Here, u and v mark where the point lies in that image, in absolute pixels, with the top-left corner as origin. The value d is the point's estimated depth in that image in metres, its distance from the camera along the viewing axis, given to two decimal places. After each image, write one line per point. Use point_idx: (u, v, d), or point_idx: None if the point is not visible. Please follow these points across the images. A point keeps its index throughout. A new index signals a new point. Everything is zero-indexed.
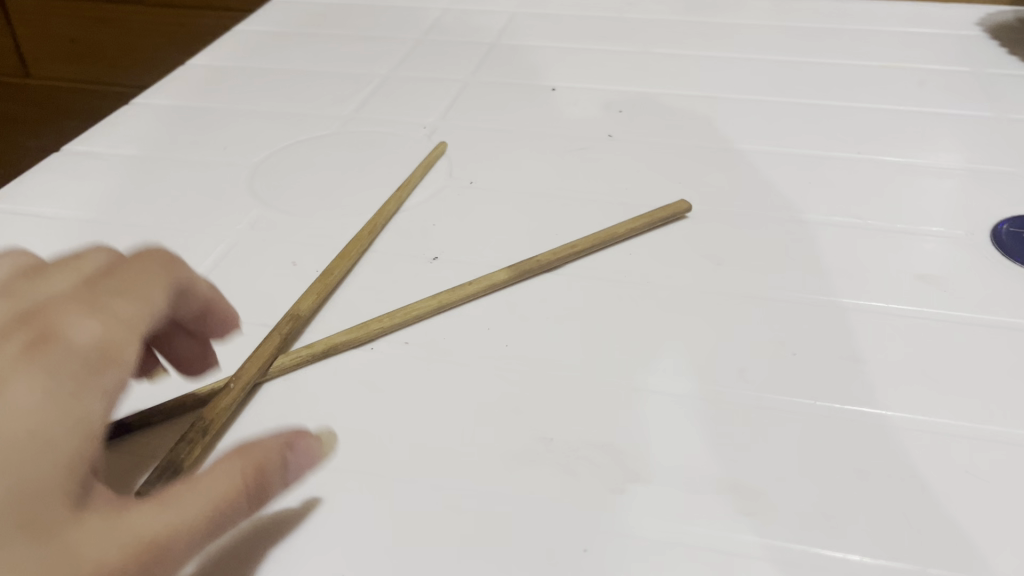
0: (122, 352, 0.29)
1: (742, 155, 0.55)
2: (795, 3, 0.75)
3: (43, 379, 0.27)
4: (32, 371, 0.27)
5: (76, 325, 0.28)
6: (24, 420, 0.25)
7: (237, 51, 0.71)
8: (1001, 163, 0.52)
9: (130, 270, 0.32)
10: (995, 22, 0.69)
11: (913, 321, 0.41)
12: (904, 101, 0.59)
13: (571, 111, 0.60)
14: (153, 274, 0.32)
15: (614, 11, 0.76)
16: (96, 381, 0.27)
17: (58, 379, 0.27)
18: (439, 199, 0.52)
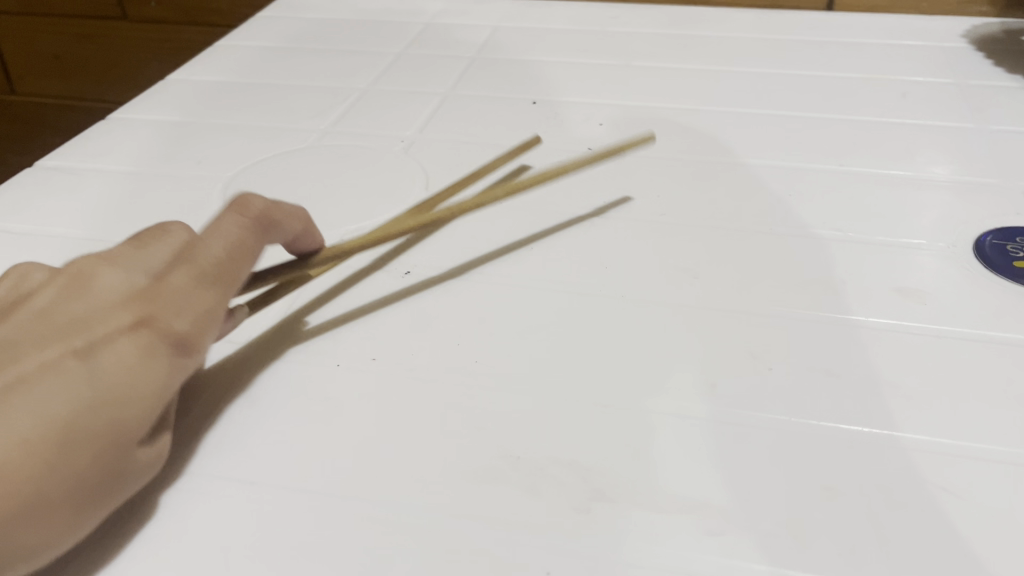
0: (203, 334, 0.33)
1: (724, 167, 0.54)
2: (778, 14, 0.75)
3: (144, 354, 0.31)
4: (137, 340, 0.31)
5: (176, 308, 0.32)
6: (115, 384, 0.29)
7: (215, 66, 0.70)
8: (983, 175, 0.51)
9: (238, 267, 0.35)
10: (979, 34, 0.68)
11: (891, 334, 0.40)
12: (885, 112, 0.59)
13: (550, 124, 0.60)
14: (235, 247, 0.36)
15: (596, 24, 0.75)
16: (178, 363, 0.32)
17: (148, 356, 0.31)
18: (413, 213, 0.51)
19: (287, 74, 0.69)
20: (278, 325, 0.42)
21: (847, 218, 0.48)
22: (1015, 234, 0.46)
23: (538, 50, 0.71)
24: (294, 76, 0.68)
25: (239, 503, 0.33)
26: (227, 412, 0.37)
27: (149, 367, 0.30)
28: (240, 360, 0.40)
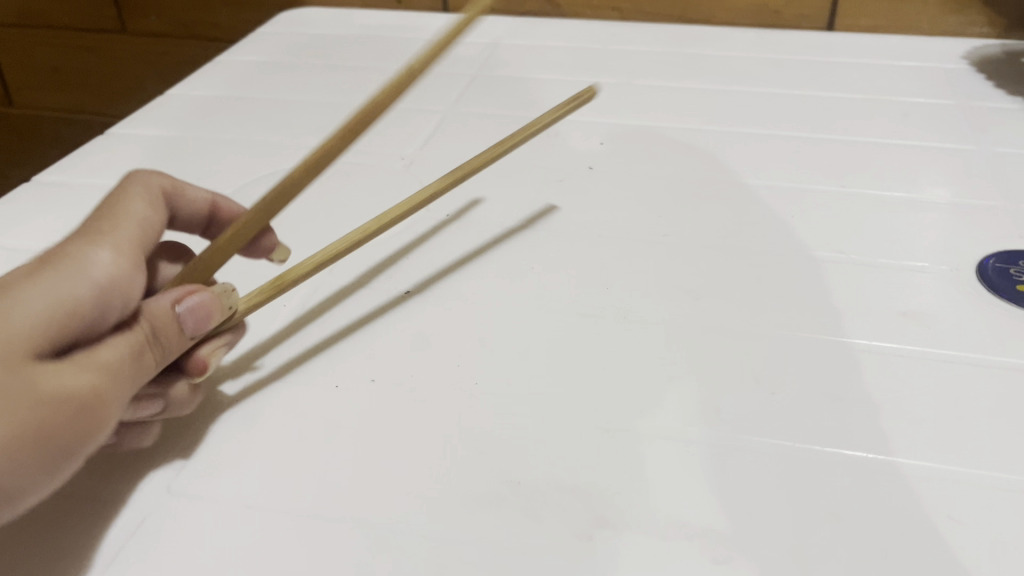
0: (115, 260, 0.32)
1: (726, 186, 0.54)
2: (779, 33, 0.75)
3: (38, 277, 0.30)
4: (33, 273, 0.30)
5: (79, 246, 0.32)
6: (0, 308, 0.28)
7: (215, 81, 0.70)
8: (986, 197, 0.51)
9: (137, 210, 0.36)
10: (980, 56, 0.68)
11: (894, 358, 0.40)
12: (887, 133, 0.59)
13: (552, 143, 0.60)
14: (133, 196, 0.36)
15: (597, 42, 0.75)
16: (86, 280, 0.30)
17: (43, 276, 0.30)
18: (413, 231, 0.51)
19: (287, 90, 0.69)
20: (277, 345, 0.42)
21: (850, 240, 0.48)
22: (1018, 257, 0.46)
23: (539, 68, 0.71)
24: (294, 91, 0.68)
25: (236, 528, 0.33)
26: (225, 434, 0.37)
27: (44, 286, 0.29)
28: (238, 380, 0.40)
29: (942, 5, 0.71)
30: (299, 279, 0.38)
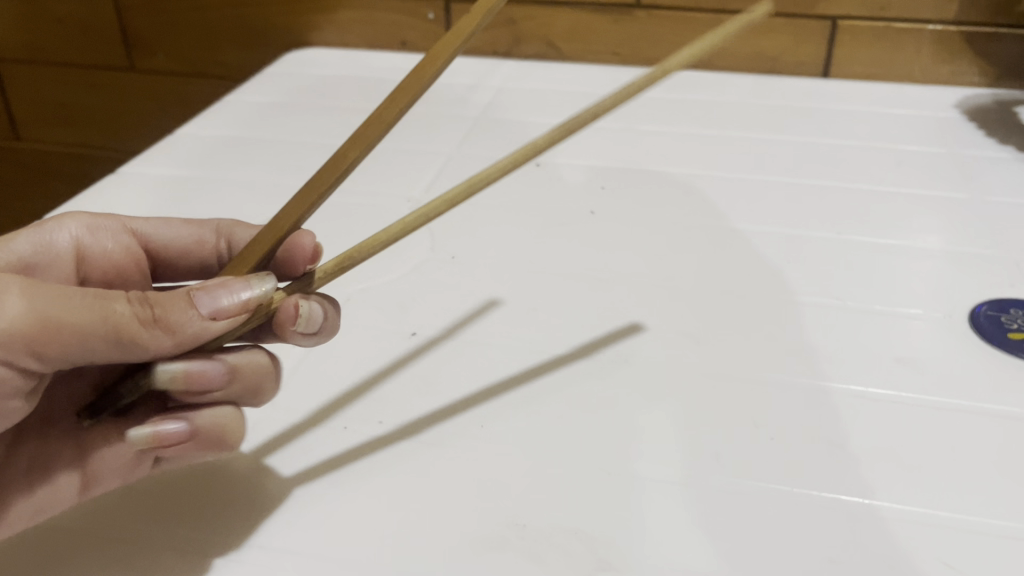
0: None
1: (724, 232, 0.55)
2: (776, 79, 0.76)
3: None
4: None
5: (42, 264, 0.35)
6: None
7: (223, 122, 0.71)
8: (978, 246, 0.52)
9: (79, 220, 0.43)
10: (972, 106, 0.70)
11: (889, 405, 0.41)
12: (881, 181, 0.60)
13: (554, 187, 0.61)
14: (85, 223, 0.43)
15: (598, 87, 0.77)
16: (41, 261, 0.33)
17: None
18: (419, 273, 0.52)
19: (294, 131, 0.70)
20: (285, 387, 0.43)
21: (846, 287, 0.49)
22: (1010, 305, 0.47)
23: (542, 112, 0.72)
24: (301, 133, 0.70)
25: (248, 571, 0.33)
26: (237, 475, 0.38)
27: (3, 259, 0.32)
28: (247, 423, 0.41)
29: (935, 56, 0.73)
30: (373, 252, 0.36)
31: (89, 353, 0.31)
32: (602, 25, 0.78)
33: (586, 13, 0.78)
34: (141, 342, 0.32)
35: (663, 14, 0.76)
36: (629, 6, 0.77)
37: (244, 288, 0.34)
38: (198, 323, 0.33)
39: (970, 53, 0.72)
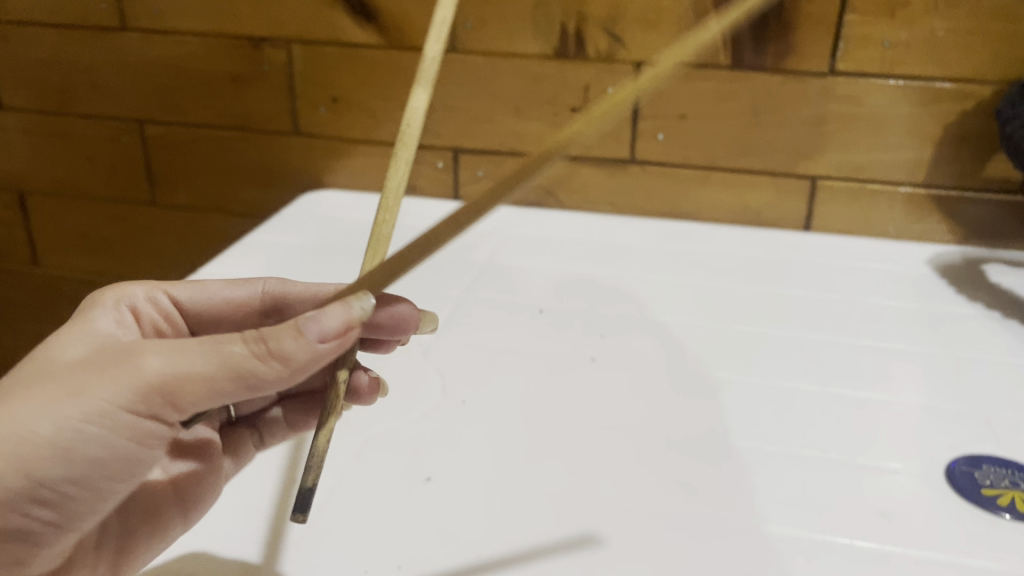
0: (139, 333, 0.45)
1: (717, 380, 0.59)
2: (761, 230, 0.82)
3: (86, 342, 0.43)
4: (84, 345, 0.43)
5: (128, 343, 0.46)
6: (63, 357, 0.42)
7: (244, 261, 0.76)
8: (951, 400, 0.56)
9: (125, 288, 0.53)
10: (942, 262, 0.75)
11: (871, 557, 0.44)
12: (861, 334, 0.65)
13: (557, 332, 0.65)
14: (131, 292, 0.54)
15: (596, 235, 0.82)
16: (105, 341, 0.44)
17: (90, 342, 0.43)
18: (432, 416, 0.55)
19: (312, 273, 0.74)
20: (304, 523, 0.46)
21: (830, 438, 0.53)
22: (982, 460, 0.51)
23: (544, 259, 0.77)
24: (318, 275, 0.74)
25: None
26: None
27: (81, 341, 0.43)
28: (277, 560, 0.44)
29: (907, 214, 0.79)
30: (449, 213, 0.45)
31: (219, 390, 0.37)
32: (599, 176, 0.84)
33: (585, 165, 0.84)
34: (260, 375, 0.37)
35: (655, 168, 0.82)
36: (623, 160, 0.83)
37: (342, 310, 0.39)
38: (313, 352, 0.38)
39: (939, 213, 0.78)
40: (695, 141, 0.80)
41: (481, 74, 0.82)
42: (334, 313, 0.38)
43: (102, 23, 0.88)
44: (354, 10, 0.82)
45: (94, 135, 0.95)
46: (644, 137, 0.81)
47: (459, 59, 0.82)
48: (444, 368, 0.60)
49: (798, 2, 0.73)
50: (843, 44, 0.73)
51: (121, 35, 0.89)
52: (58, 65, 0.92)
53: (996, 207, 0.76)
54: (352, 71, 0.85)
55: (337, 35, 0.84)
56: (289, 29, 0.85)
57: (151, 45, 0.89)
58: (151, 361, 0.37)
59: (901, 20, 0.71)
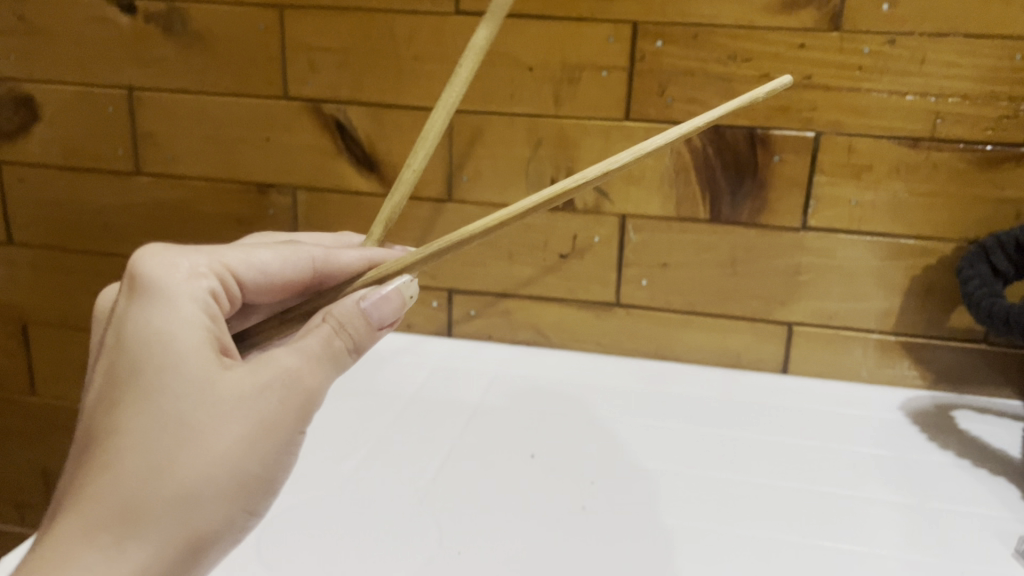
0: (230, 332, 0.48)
1: (703, 530, 0.61)
2: (741, 373, 0.86)
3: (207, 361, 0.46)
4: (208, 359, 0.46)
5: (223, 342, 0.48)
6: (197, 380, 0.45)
7: None
8: (929, 552, 0.59)
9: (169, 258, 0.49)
10: (914, 408, 0.79)
11: None
12: (841, 481, 0.67)
13: (548, 478, 0.67)
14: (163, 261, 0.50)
15: (583, 375, 0.85)
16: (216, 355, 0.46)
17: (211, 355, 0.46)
18: (429, 568, 0.57)
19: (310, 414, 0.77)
20: None
21: None
22: None
23: (534, 400, 0.80)
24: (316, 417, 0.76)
25: None
26: None
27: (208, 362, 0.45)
28: None
29: (879, 360, 0.83)
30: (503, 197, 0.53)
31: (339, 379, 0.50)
32: (586, 318, 0.88)
33: (572, 307, 0.88)
34: (347, 363, 0.50)
35: (639, 312, 0.87)
36: (609, 303, 0.87)
37: (395, 291, 0.51)
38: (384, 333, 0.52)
39: (910, 359, 0.82)
40: (677, 286, 0.85)
41: (475, 221, 0.87)
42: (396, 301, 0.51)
43: (117, 166, 0.94)
44: (358, 160, 0.88)
45: (101, 271, 0.99)
46: (629, 282, 0.86)
47: (456, 208, 0.87)
48: (440, 516, 0.62)
49: (771, 164, 0.79)
50: (814, 202, 0.79)
51: (134, 178, 0.94)
52: (71, 205, 0.96)
53: (961, 354, 0.81)
54: (354, 217, 0.90)
55: (341, 183, 0.89)
56: (296, 176, 0.90)
57: (163, 188, 0.93)
58: (308, 375, 0.47)
59: (866, 182, 0.78)
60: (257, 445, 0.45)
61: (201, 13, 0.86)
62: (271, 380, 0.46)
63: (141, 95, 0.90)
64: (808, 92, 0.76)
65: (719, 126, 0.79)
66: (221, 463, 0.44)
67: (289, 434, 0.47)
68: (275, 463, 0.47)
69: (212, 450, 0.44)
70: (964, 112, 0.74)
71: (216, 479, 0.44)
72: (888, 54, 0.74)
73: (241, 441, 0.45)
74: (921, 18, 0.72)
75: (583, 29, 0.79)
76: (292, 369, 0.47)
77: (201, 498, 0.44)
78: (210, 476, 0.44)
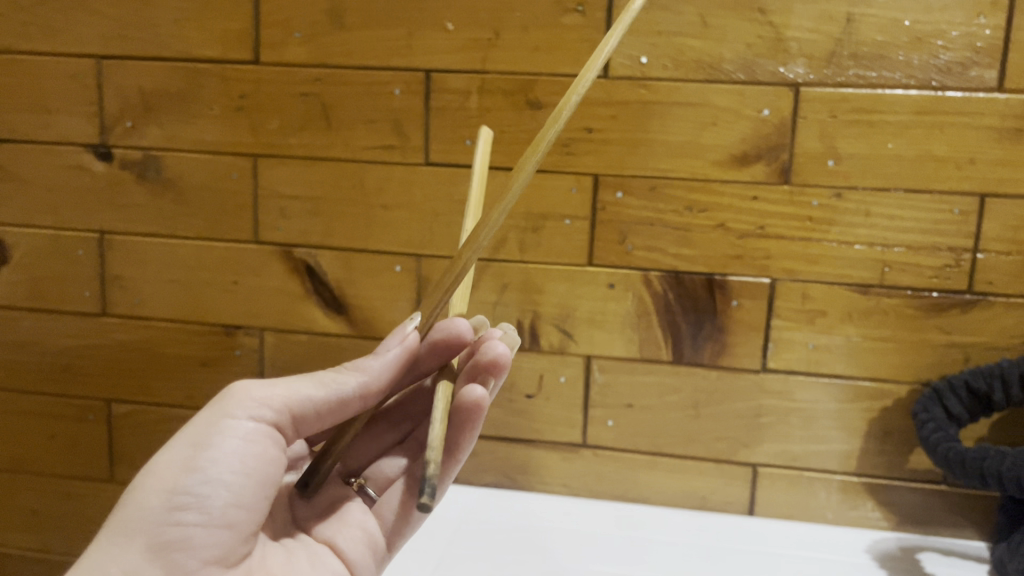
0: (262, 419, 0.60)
1: None
2: (708, 516, 0.86)
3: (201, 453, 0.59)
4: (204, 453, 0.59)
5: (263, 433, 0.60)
6: None
7: None
8: None
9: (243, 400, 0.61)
10: (880, 554, 0.79)
11: None
12: None
13: None
14: None
15: (551, 519, 0.85)
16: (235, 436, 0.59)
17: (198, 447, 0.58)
18: None
19: None
20: None
21: None
22: None
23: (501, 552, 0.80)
24: None
25: None
26: None
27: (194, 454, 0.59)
28: None
29: (843, 501, 0.83)
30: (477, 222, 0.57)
31: (319, 406, 0.57)
32: (553, 460, 0.88)
33: (538, 449, 0.88)
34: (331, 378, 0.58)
35: (607, 453, 0.87)
36: (576, 445, 0.87)
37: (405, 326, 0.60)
38: (379, 361, 0.58)
39: (874, 501, 0.83)
40: (643, 428, 0.86)
41: None
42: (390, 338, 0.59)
43: (82, 308, 0.94)
44: (326, 302, 0.89)
45: (59, 414, 0.97)
46: (594, 424, 0.86)
47: None
48: None
49: (729, 308, 0.82)
50: (772, 345, 0.81)
51: (99, 319, 0.93)
52: (34, 347, 0.96)
53: (922, 495, 0.82)
54: (321, 359, 0.90)
55: (309, 325, 0.90)
56: (264, 319, 0.91)
57: (128, 330, 0.93)
58: (236, 392, 0.56)
59: (820, 327, 0.80)
60: (202, 450, 0.53)
61: (175, 161, 0.88)
62: (227, 397, 0.56)
63: (111, 238, 0.91)
64: (762, 241, 0.80)
65: (678, 272, 0.82)
66: (165, 464, 0.52)
67: (241, 447, 0.54)
68: (227, 475, 0.52)
69: (161, 457, 0.53)
70: (909, 261, 0.78)
71: (157, 479, 0.52)
72: (835, 207, 0.78)
73: (185, 450, 0.53)
74: (863, 174, 0.77)
75: (547, 180, 0.82)
76: (251, 389, 0.56)
77: (142, 495, 0.51)
78: (151, 476, 0.52)
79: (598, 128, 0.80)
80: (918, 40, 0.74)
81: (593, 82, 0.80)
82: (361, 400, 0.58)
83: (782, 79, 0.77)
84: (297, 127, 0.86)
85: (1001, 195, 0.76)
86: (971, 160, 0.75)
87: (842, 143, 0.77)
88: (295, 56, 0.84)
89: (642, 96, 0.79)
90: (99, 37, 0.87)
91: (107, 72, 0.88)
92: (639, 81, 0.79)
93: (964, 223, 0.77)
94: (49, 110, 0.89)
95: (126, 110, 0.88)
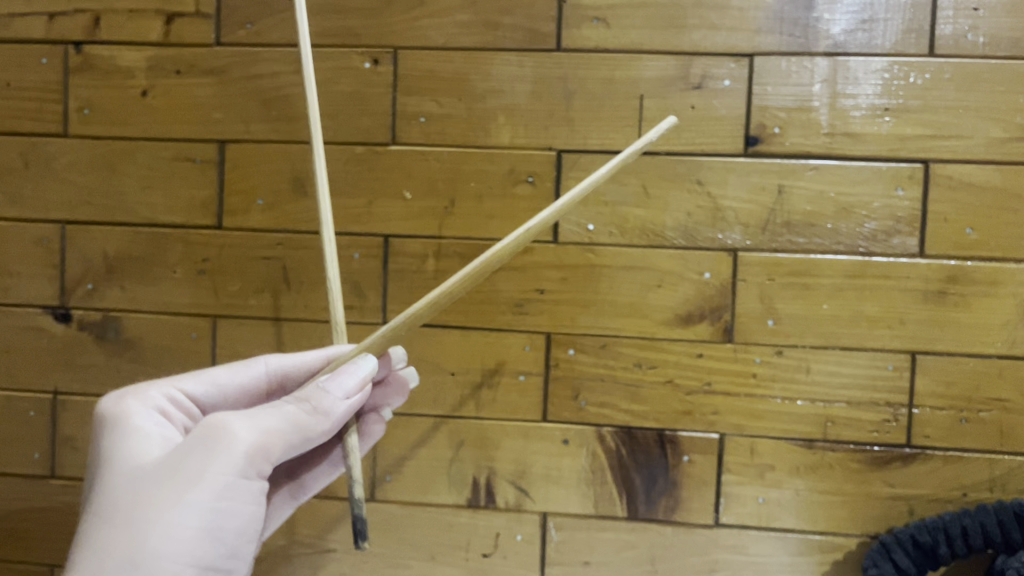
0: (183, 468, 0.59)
1: None
2: None
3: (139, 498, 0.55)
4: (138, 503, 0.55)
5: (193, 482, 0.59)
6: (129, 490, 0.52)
7: None
8: None
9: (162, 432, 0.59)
10: None
11: None
12: None
13: None
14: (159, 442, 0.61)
15: None
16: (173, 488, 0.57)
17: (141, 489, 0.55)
18: None
19: None
20: None
21: None
22: None
23: None
24: None
25: None
26: None
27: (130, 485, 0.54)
28: None
29: None
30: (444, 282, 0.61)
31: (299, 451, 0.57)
32: None
33: None
34: (309, 424, 0.57)
35: None
36: None
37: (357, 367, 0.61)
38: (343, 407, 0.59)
39: None
40: None
41: (397, 522, 0.88)
42: (348, 376, 0.60)
43: (32, 471, 0.92)
44: None
45: None
46: None
47: (378, 508, 0.88)
48: None
49: (681, 464, 0.83)
50: (724, 500, 0.83)
51: (48, 481, 0.92)
52: None
53: None
54: None
55: None
56: None
57: (76, 492, 0.92)
58: (241, 437, 0.53)
59: (769, 480, 0.82)
60: (223, 517, 0.53)
61: (135, 322, 0.90)
62: (232, 445, 0.53)
63: (65, 399, 0.91)
64: (709, 398, 0.83)
65: (630, 428, 0.84)
66: (188, 531, 0.51)
67: (251, 507, 0.55)
68: (239, 541, 0.54)
69: (184, 521, 0.51)
70: (850, 416, 0.81)
71: (183, 551, 0.50)
72: (777, 364, 0.82)
73: (205, 517, 0.52)
74: (802, 333, 0.81)
75: (501, 339, 0.85)
76: (253, 438, 0.53)
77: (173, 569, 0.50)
78: (180, 548, 0.50)
79: (549, 289, 0.84)
80: (844, 210, 0.80)
81: (543, 248, 0.84)
82: (324, 440, 0.59)
83: (721, 245, 0.82)
84: (257, 289, 0.88)
85: (930, 352, 0.80)
86: (900, 320, 0.80)
87: (781, 305, 0.81)
88: (258, 222, 0.87)
89: (590, 260, 0.83)
90: (66, 205, 0.90)
91: (71, 237, 0.90)
92: (587, 246, 0.83)
93: (899, 379, 0.80)
94: (11, 273, 0.91)
95: (88, 273, 0.90)
